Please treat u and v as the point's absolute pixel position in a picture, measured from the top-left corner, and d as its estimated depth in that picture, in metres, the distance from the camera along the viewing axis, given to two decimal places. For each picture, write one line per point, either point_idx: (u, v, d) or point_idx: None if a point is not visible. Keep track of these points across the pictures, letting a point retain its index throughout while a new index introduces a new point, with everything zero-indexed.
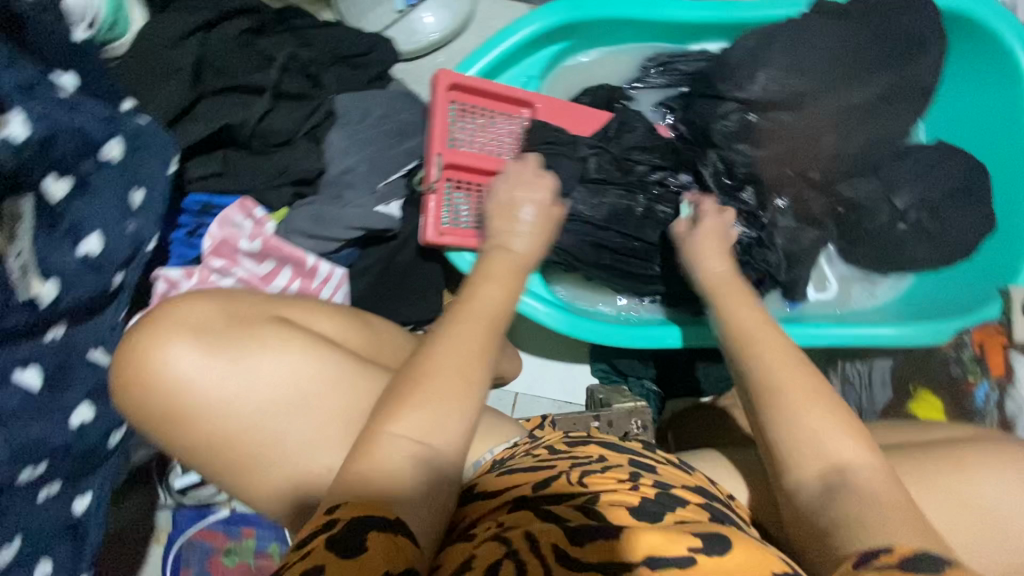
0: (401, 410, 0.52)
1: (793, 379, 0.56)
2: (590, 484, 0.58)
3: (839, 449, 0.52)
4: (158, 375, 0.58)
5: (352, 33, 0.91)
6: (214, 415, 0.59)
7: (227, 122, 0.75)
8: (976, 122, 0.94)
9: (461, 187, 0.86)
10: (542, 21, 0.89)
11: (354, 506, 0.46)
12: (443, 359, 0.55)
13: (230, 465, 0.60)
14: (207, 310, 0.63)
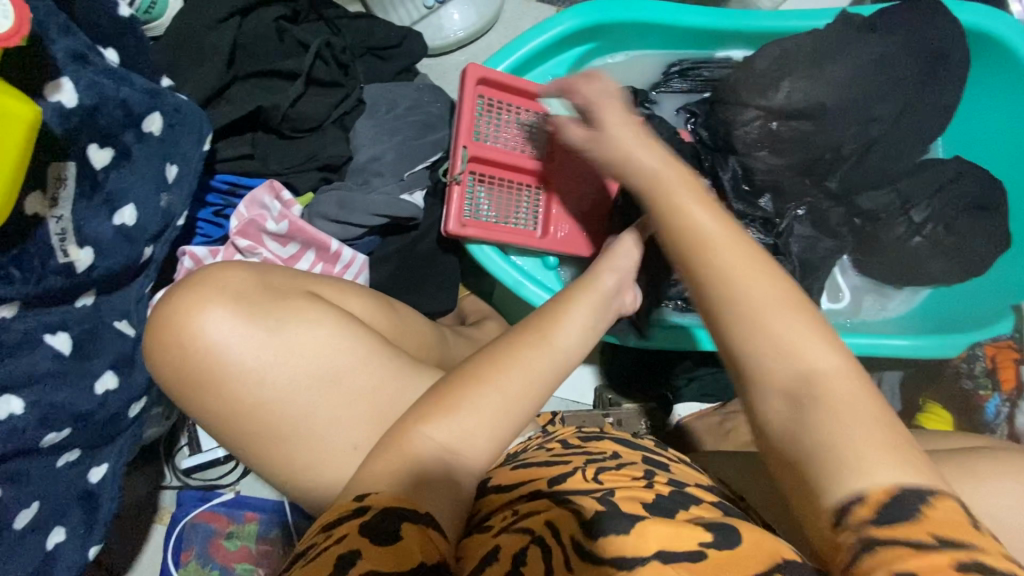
0: (440, 411, 0.54)
1: (757, 285, 0.46)
2: (605, 481, 0.58)
3: (807, 357, 0.44)
4: (191, 341, 0.60)
5: (383, 25, 0.93)
6: (246, 384, 0.61)
7: (259, 105, 0.77)
8: (994, 141, 0.95)
9: (484, 181, 0.88)
10: (571, 21, 0.90)
11: (383, 496, 0.48)
12: (499, 376, 0.57)
13: (256, 433, 0.62)
14: (240, 280, 0.64)
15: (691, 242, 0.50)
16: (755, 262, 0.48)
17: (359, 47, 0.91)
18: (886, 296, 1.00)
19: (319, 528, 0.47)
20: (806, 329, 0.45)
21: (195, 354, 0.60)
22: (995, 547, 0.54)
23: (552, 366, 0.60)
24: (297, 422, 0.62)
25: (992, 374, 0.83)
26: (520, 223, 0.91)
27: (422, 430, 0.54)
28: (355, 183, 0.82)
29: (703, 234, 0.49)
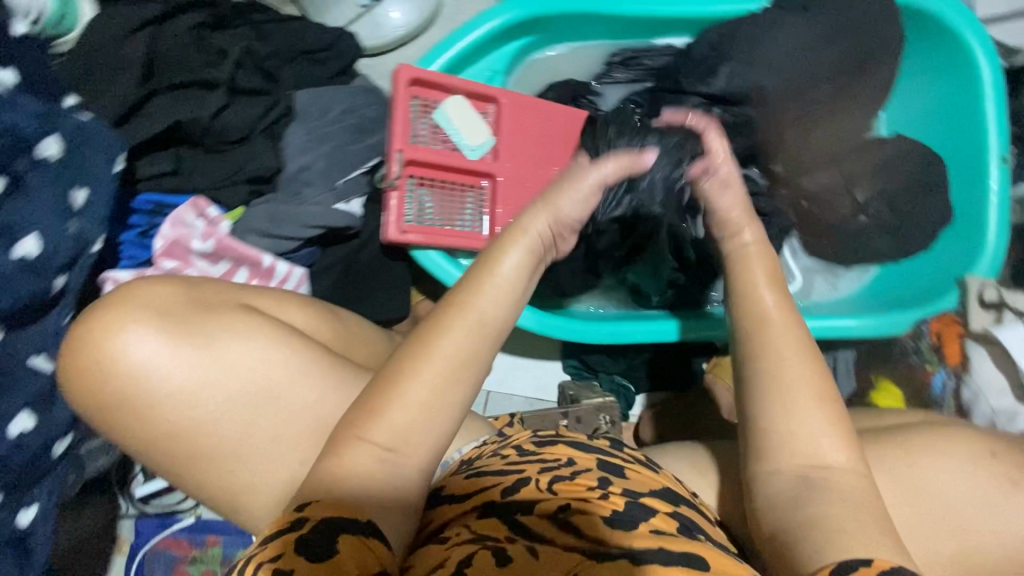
0: (370, 419, 0.49)
1: (805, 375, 0.52)
2: (558, 492, 0.57)
3: (824, 447, 0.51)
4: (111, 365, 0.56)
5: (314, 26, 0.89)
6: (178, 405, 0.58)
7: (178, 119, 0.73)
8: (932, 117, 0.95)
9: (425, 184, 0.85)
10: (505, 14, 0.88)
11: (328, 506, 0.46)
12: (429, 369, 0.49)
13: (191, 461, 0.59)
14: (162, 297, 0.60)
15: (752, 319, 0.54)
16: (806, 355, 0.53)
17: (291, 50, 0.87)
18: (834, 275, 1.01)
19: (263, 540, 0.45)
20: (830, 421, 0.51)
21: (118, 380, 0.56)
22: (936, 527, 0.54)
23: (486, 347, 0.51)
24: (236, 439, 0.60)
25: (937, 351, 0.83)
26: (465, 225, 0.88)
27: (364, 437, 0.49)
28: (288, 195, 0.80)
29: (765, 315, 0.54)
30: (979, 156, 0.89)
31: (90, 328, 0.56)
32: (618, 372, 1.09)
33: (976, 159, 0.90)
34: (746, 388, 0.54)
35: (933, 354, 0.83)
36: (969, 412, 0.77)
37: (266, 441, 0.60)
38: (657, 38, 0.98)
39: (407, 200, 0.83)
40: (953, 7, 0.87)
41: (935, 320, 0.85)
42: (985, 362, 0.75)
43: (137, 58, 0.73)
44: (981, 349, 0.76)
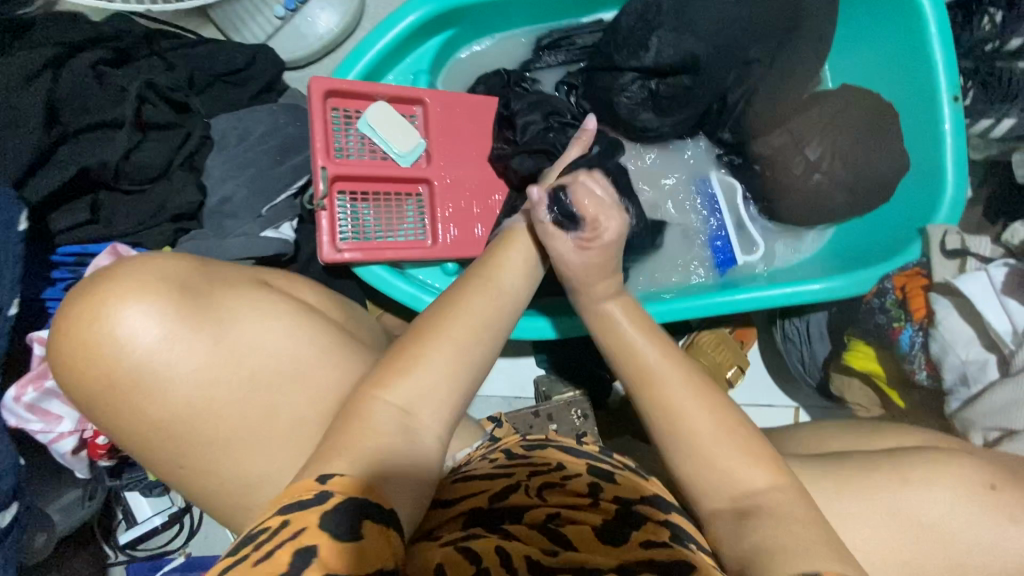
0: (389, 378, 0.51)
1: (698, 410, 0.54)
2: (548, 497, 0.58)
3: (750, 477, 0.51)
4: (116, 342, 0.54)
5: (227, 46, 0.84)
6: (190, 381, 0.56)
7: (84, 164, 0.71)
8: (877, 63, 0.91)
9: (361, 199, 0.82)
10: (419, 11, 0.84)
11: (349, 483, 0.43)
12: (462, 325, 0.56)
13: (193, 451, 0.57)
14: (170, 273, 0.58)
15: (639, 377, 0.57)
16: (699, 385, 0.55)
17: (205, 73, 0.83)
18: (795, 238, 0.98)
19: (273, 508, 0.41)
20: (735, 440, 0.53)
21: (122, 357, 0.54)
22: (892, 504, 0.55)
23: (502, 305, 0.60)
24: (242, 423, 0.57)
25: (903, 306, 0.80)
26: (407, 234, 0.85)
27: (379, 396, 0.51)
28: (214, 229, 0.77)
29: (645, 369, 0.57)
30: (930, 99, 0.85)
31: (95, 303, 0.54)
32: (589, 361, 1.06)
33: (926, 103, 0.86)
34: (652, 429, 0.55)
35: (899, 309, 0.80)
36: (940, 368, 0.75)
37: (269, 433, 0.58)
38: (588, 15, 0.95)
39: (340, 216, 0.80)
40: None
41: (899, 274, 0.82)
42: (951, 313, 0.73)
43: (38, 105, 0.70)
44: (945, 300, 0.74)
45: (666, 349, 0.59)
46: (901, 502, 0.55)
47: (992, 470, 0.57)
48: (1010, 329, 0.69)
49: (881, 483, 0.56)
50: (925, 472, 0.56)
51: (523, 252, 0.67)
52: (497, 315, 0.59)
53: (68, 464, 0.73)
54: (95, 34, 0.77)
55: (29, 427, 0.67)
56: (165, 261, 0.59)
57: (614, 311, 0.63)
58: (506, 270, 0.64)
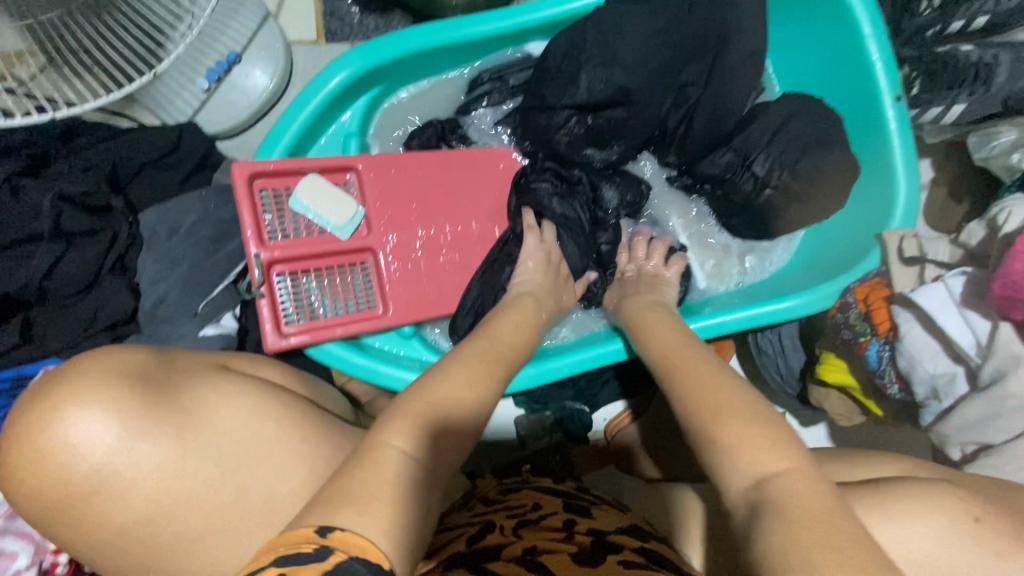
0: (398, 422, 0.47)
1: (716, 392, 0.51)
2: (523, 534, 0.59)
3: (759, 459, 0.45)
4: (59, 450, 0.49)
5: (149, 133, 0.82)
6: (142, 482, 0.51)
7: (8, 287, 0.70)
8: (819, 62, 0.88)
9: (307, 276, 0.80)
10: (338, 74, 0.81)
11: (355, 537, 0.36)
12: (469, 369, 0.55)
13: (135, 566, 0.52)
14: (133, 367, 0.56)
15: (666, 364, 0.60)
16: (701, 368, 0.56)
17: (132, 164, 0.80)
18: (763, 252, 0.94)
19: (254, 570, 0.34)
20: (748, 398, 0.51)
21: (80, 464, 0.49)
22: None
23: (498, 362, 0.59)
24: (210, 517, 0.53)
25: (867, 320, 0.77)
26: (357, 303, 0.83)
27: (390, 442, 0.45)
28: (151, 333, 0.75)
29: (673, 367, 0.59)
30: (873, 98, 0.83)
31: (44, 410, 0.50)
32: (567, 398, 1.03)
33: (871, 102, 0.83)
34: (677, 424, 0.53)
35: (863, 323, 0.77)
36: (911, 381, 0.72)
37: (212, 540, 0.53)
38: (518, 49, 0.92)
39: (281, 299, 0.78)
40: None
41: (860, 286, 0.80)
42: (915, 327, 0.71)
43: None
44: (908, 313, 0.72)
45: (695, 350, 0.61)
46: None
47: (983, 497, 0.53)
48: (973, 342, 0.67)
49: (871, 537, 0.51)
50: None
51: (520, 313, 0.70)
52: (494, 372, 0.57)
53: None
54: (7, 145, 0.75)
55: None
56: (119, 353, 0.57)
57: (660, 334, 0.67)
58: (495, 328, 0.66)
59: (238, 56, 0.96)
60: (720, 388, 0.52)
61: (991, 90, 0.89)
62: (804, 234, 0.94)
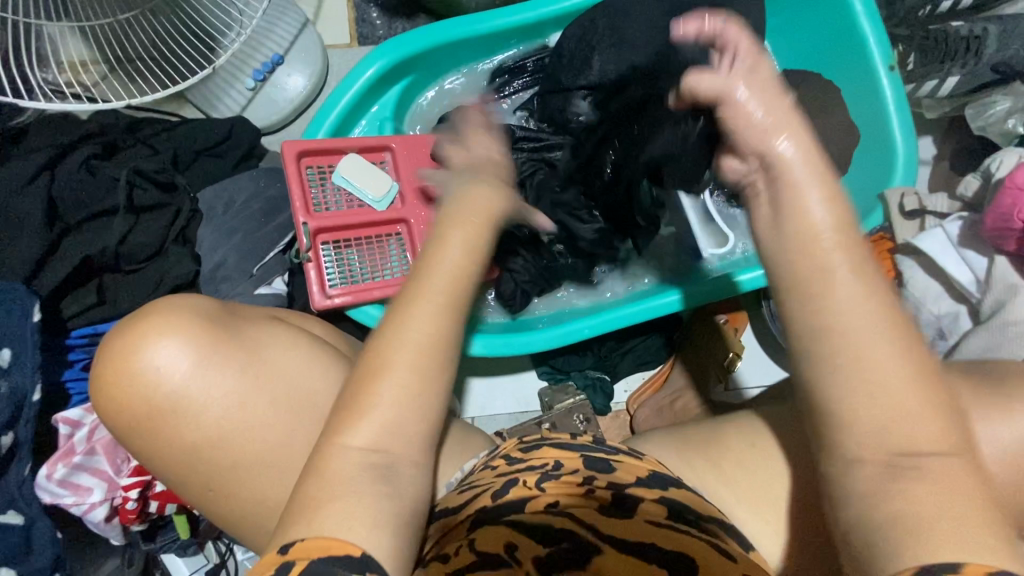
0: (359, 415, 0.50)
1: (900, 358, 0.43)
2: (547, 489, 0.61)
3: (918, 437, 0.43)
4: (145, 374, 0.57)
5: (203, 124, 0.90)
6: (212, 406, 0.59)
7: (87, 253, 0.78)
8: (818, 40, 0.95)
9: (348, 245, 0.88)
10: (375, 64, 0.90)
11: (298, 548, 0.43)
12: (421, 317, 0.53)
13: (215, 472, 0.60)
14: (202, 309, 0.62)
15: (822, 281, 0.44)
16: (888, 309, 0.43)
17: (189, 151, 0.89)
18: None
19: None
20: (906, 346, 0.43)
21: (161, 384, 0.58)
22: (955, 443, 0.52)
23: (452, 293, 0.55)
24: (280, 422, 0.60)
25: None
26: (393, 273, 0.90)
27: (340, 442, 0.49)
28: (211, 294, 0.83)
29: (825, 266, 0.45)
30: (868, 69, 0.89)
31: (124, 343, 0.58)
32: (588, 367, 1.08)
33: (866, 74, 0.89)
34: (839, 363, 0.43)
35: None
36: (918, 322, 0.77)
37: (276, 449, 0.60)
38: (535, 41, 1.00)
39: (326, 264, 0.86)
40: None
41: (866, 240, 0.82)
42: (917, 270, 0.76)
43: (39, 208, 0.77)
44: (909, 259, 0.76)
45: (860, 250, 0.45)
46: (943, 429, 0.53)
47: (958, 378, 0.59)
48: (971, 277, 0.73)
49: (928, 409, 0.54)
50: None
51: (467, 231, 0.60)
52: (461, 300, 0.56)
53: (103, 533, 0.76)
54: (84, 133, 0.84)
55: (63, 502, 0.72)
56: (189, 300, 0.62)
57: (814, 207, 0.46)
58: (444, 257, 0.57)
59: (281, 57, 1.06)
60: (899, 342, 0.43)
61: (982, 60, 0.94)
62: None
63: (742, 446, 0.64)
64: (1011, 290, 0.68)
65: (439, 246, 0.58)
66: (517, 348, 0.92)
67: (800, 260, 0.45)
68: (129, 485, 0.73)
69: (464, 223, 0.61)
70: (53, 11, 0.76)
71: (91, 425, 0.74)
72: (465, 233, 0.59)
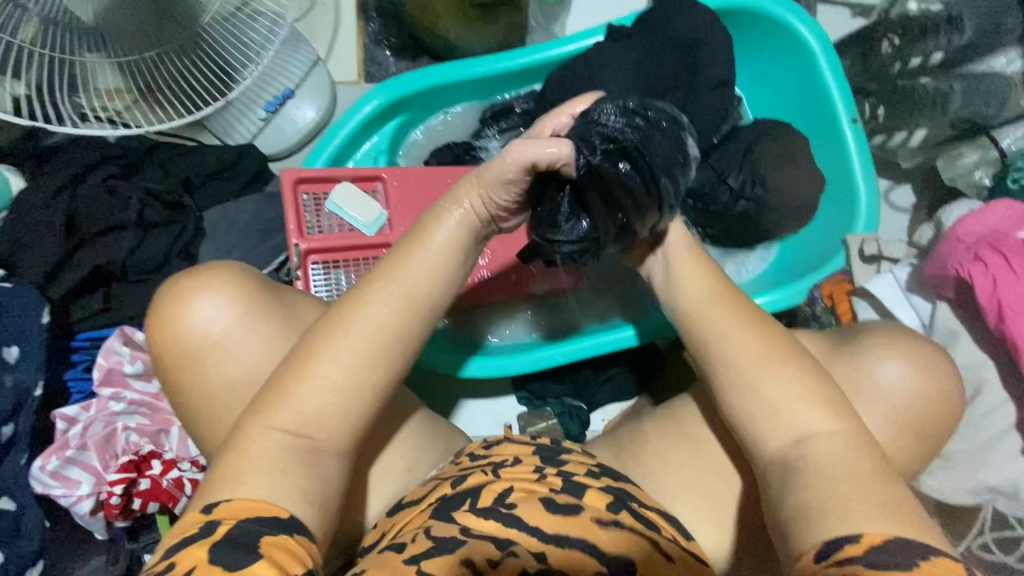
0: (281, 400, 0.53)
1: (791, 394, 0.56)
2: (503, 476, 0.63)
3: (825, 447, 0.54)
4: (204, 309, 0.61)
5: (214, 150, 0.98)
6: (256, 345, 0.62)
7: (96, 263, 0.86)
8: (786, 95, 1.02)
9: (338, 265, 0.94)
10: (374, 101, 0.98)
11: (230, 508, 0.49)
12: (367, 316, 0.56)
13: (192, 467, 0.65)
14: (259, 277, 0.66)
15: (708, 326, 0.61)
16: (776, 351, 0.58)
17: (200, 174, 0.96)
18: (742, 259, 1.03)
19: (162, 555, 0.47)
20: (794, 375, 0.57)
21: (214, 322, 0.61)
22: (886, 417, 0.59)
23: (403, 299, 0.58)
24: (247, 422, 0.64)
25: (832, 312, 0.83)
26: None
27: (265, 423, 0.53)
28: None
29: (699, 307, 0.62)
30: (835, 121, 0.95)
31: (188, 285, 0.62)
32: (565, 394, 1.12)
33: (833, 126, 0.95)
34: (738, 398, 0.58)
35: (828, 314, 0.83)
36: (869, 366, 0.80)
37: None
38: (523, 86, 1.07)
39: (315, 282, 0.92)
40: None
41: (827, 283, 0.85)
42: (871, 315, 0.80)
43: (61, 220, 0.86)
44: (865, 303, 0.81)
45: (740, 310, 0.61)
46: (875, 391, 0.60)
47: (896, 413, 0.60)
48: (919, 322, 0.78)
49: (866, 362, 0.61)
50: (876, 365, 0.60)
51: (463, 229, 0.63)
52: (416, 317, 0.58)
53: (88, 525, 0.81)
54: (106, 154, 0.93)
55: (53, 492, 0.76)
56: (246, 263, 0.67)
57: (686, 272, 0.65)
58: (417, 258, 0.60)
59: (291, 92, 1.15)
60: (792, 381, 0.56)
61: (947, 115, 0.98)
62: (800, 230, 1.00)
63: (665, 441, 0.72)
64: (952, 335, 0.74)
65: (417, 246, 0.61)
66: (491, 370, 0.97)
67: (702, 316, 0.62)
68: (114, 481, 0.78)
69: (440, 222, 0.62)
70: (88, 45, 0.86)
71: (85, 422, 0.79)
72: (447, 246, 0.62)
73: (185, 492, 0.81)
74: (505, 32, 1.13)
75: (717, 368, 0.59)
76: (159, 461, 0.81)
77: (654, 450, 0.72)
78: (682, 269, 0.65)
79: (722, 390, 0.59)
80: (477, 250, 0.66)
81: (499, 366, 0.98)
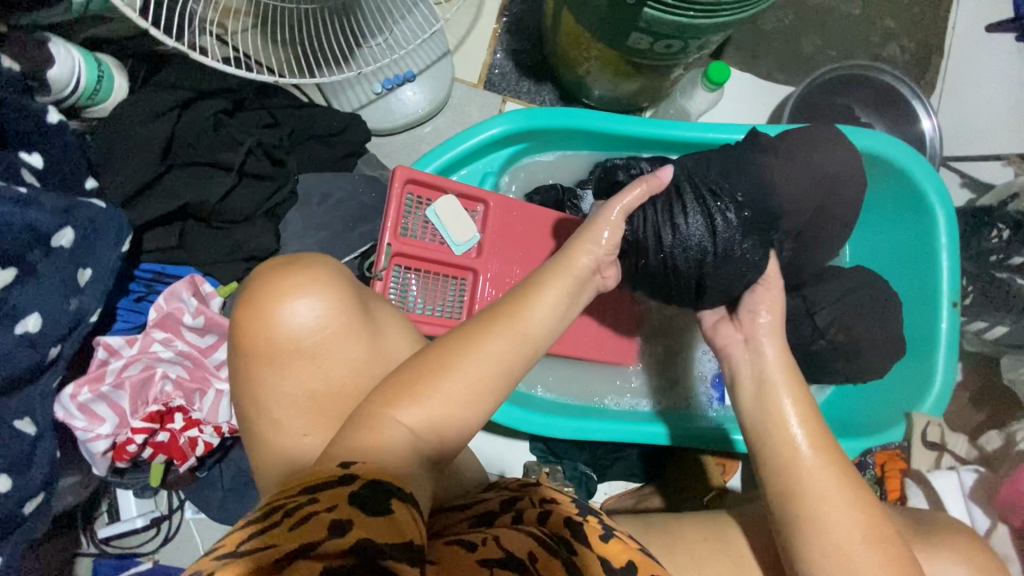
0: (404, 401, 0.57)
1: (848, 525, 0.62)
2: (551, 507, 0.61)
3: None
4: (294, 311, 0.61)
5: (325, 113, 0.92)
6: (342, 354, 0.63)
7: (187, 201, 0.82)
8: (891, 251, 1.03)
9: (418, 273, 0.91)
10: (501, 125, 0.95)
11: (369, 468, 0.50)
12: (483, 359, 0.61)
13: (253, 441, 0.64)
14: (349, 279, 0.66)
15: (777, 462, 0.66)
16: (845, 484, 0.64)
17: (304, 133, 0.92)
18: None
19: (299, 490, 0.48)
20: (863, 515, 0.62)
21: (304, 327, 0.61)
22: None
23: (517, 348, 0.63)
24: (308, 423, 0.62)
25: (880, 483, 0.87)
26: (445, 310, 0.94)
27: (391, 415, 0.56)
28: None
29: (790, 442, 0.67)
30: (934, 298, 0.96)
31: (285, 282, 0.62)
32: (580, 460, 1.10)
33: (931, 300, 0.97)
34: (790, 519, 0.64)
35: (875, 485, 0.87)
36: None
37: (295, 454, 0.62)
38: (643, 152, 1.05)
39: (391, 286, 0.89)
40: (915, 159, 0.95)
41: (880, 451, 0.89)
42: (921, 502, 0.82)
43: (162, 141, 0.81)
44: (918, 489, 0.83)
45: (815, 439, 0.67)
46: None
47: None
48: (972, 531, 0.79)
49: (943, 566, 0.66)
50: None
51: (562, 289, 0.69)
52: (518, 359, 0.64)
53: (90, 461, 0.77)
54: (219, 86, 0.87)
55: (73, 424, 0.72)
56: (335, 261, 0.67)
57: (781, 398, 0.70)
58: (535, 311, 0.66)
59: (413, 75, 1.12)
60: (859, 519, 0.62)
61: None
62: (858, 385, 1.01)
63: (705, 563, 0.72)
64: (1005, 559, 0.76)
65: (533, 300, 0.67)
66: (533, 427, 0.93)
67: (780, 450, 0.67)
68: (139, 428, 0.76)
69: (556, 286, 0.69)
70: None
71: (127, 359, 0.76)
72: (558, 308, 0.68)
73: (196, 453, 0.80)
74: (637, 91, 1.11)
75: (774, 490, 0.66)
76: (184, 416, 0.79)
77: (694, 562, 0.71)
78: (775, 388, 0.70)
79: (791, 530, 0.63)
80: (577, 305, 0.71)
81: (544, 427, 0.94)
